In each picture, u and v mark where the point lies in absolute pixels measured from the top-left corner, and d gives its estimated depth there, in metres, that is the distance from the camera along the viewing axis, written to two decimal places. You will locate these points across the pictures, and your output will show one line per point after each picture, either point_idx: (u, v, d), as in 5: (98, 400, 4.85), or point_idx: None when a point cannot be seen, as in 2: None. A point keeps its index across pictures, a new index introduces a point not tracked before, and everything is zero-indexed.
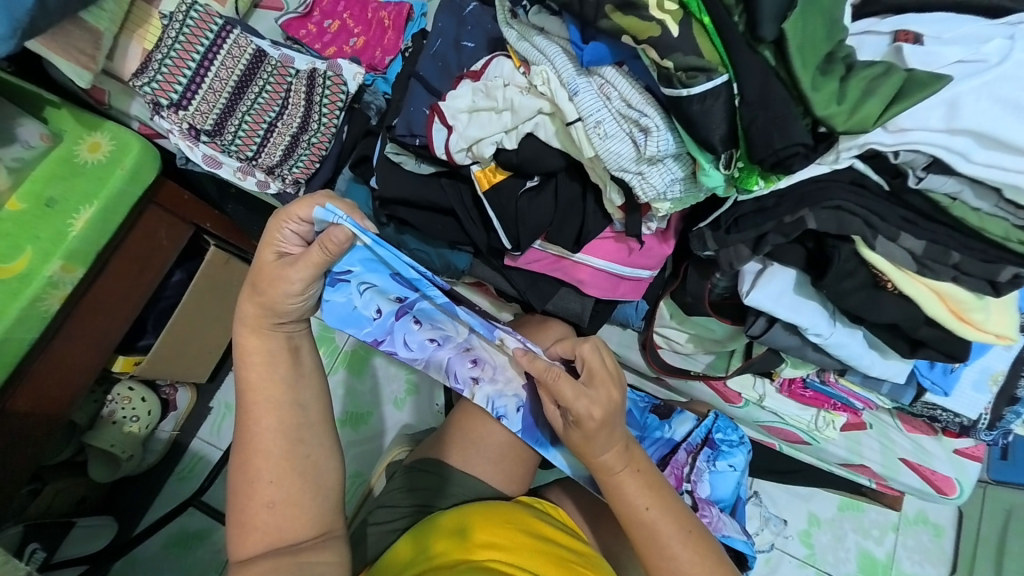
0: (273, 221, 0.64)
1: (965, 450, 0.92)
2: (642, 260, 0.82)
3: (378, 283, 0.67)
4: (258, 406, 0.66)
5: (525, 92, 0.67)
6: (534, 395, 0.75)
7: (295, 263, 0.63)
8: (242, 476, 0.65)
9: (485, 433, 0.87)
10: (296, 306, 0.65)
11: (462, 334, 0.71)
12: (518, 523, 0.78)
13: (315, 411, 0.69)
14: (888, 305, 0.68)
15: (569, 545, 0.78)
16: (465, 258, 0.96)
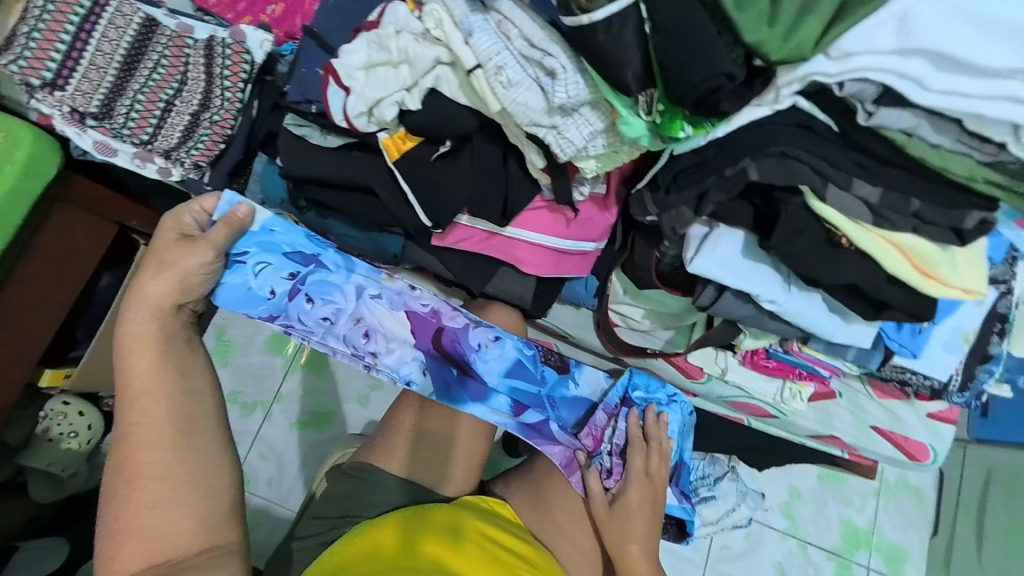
0: (168, 218, 0.61)
1: (939, 414, 0.87)
2: (581, 232, 0.74)
3: (266, 261, 0.64)
4: (157, 409, 0.59)
5: (420, 39, 0.57)
6: (434, 360, 0.72)
7: (194, 244, 0.59)
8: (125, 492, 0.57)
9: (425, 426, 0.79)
10: (200, 283, 0.60)
11: (354, 303, 0.68)
12: (466, 534, 0.72)
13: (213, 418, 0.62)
14: (847, 264, 0.60)
15: (521, 553, 0.73)
16: (398, 241, 0.87)
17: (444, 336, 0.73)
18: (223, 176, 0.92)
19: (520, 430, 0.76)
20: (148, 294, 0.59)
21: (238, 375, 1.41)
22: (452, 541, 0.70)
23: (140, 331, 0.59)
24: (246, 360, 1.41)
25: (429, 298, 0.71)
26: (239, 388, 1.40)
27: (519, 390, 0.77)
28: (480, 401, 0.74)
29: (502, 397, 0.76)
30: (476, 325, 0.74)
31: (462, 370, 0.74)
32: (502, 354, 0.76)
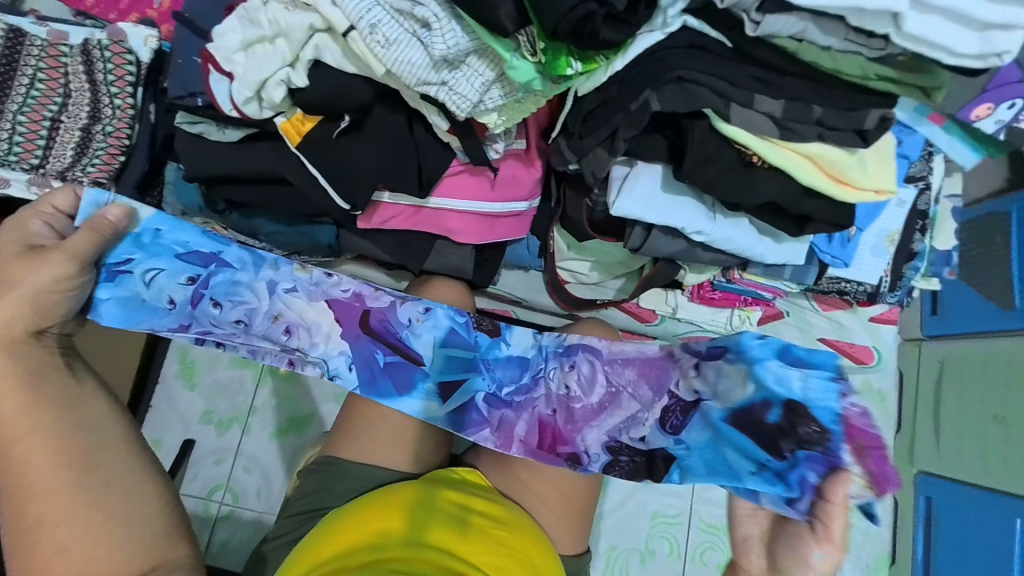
0: (13, 226, 0.57)
1: (882, 316, 0.93)
2: (510, 191, 0.72)
3: (158, 269, 0.62)
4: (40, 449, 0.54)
5: (291, 8, 0.54)
6: (360, 347, 0.67)
7: (44, 254, 0.55)
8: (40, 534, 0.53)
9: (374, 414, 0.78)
10: (58, 302, 0.56)
11: (267, 299, 0.66)
12: (446, 510, 0.74)
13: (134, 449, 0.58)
14: (762, 183, 0.60)
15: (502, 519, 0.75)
16: (329, 230, 0.82)
17: (370, 318, 0.69)
18: (131, 189, 0.85)
19: (449, 421, 0.69)
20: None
21: (207, 395, 1.37)
22: (429, 521, 0.72)
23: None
24: (213, 378, 1.38)
25: (348, 282, 0.68)
26: (212, 407, 1.37)
27: (449, 368, 0.71)
28: (406, 394, 0.68)
29: (431, 383, 0.70)
30: (401, 300, 0.70)
31: (393, 350, 0.69)
32: (434, 324, 0.72)
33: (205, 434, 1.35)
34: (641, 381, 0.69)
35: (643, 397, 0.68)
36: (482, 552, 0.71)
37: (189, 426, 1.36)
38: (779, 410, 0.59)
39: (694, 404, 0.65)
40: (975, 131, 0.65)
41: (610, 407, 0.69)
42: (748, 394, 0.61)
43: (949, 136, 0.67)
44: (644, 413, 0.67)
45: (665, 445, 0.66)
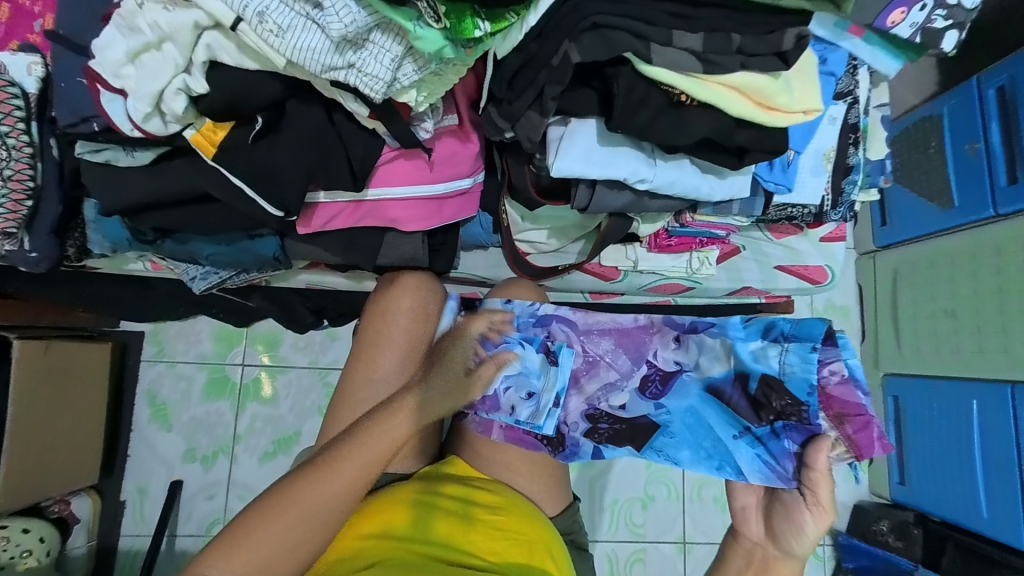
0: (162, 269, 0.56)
1: (831, 235, 0.97)
2: (450, 170, 0.70)
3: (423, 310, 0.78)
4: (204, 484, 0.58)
5: (172, 7, 0.50)
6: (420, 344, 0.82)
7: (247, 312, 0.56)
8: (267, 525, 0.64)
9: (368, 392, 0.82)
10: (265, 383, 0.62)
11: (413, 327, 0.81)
12: (447, 504, 0.75)
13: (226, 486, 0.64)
14: (694, 120, 0.60)
15: (502, 505, 0.76)
16: (272, 242, 0.79)
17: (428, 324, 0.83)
18: (48, 236, 0.78)
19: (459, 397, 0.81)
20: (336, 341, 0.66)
21: (186, 433, 1.33)
22: (432, 519, 0.73)
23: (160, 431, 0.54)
24: (189, 415, 1.33)
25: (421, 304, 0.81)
26: (194, 443, 1.33)
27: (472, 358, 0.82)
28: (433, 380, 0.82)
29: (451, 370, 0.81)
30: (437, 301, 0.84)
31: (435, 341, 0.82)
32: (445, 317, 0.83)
33: (191, 472, 1.32)
34: (620, 350, 0.74)
35: (622, 365, 0.73)
36: (486, 540, 0.72)
37: (172, 467, 1.32)
38: (755, 383, 0.62)
39: (671, 374, 0.70)
40: (895, 37, 0.67)
41: (589, 373, 0.75)
42: (729, 368, 0.65)
43: (870, 46, 0.69)
44: (623, 381, 0.73)
45: (646, 411, 0.71)
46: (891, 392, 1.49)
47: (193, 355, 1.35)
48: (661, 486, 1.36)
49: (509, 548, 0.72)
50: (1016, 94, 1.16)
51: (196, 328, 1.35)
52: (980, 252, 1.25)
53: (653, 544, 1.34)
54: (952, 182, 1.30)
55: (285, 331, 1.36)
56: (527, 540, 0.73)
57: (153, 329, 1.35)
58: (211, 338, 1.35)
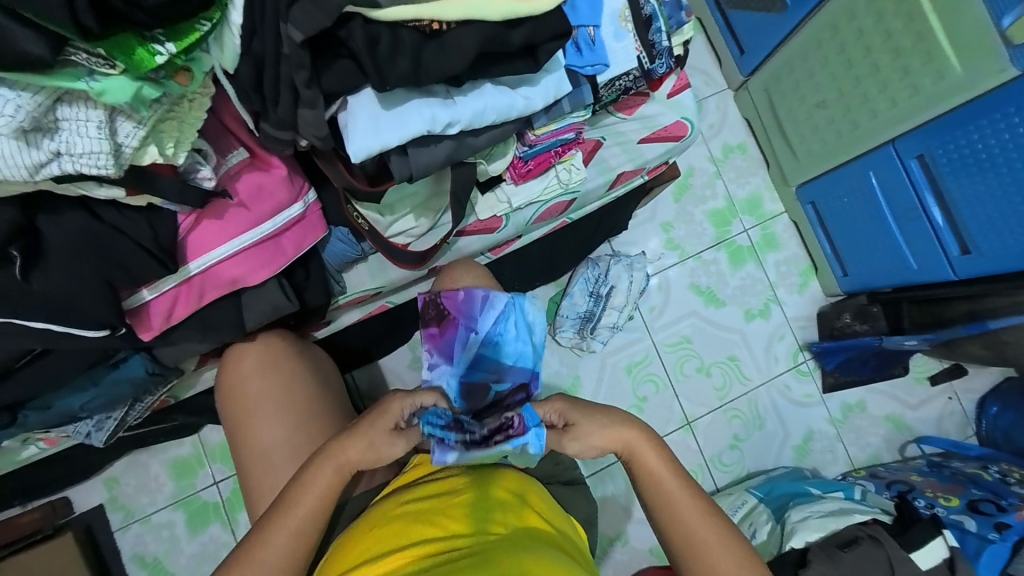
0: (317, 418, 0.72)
1: (674, 88, 0.99)
2: (268, 206, 0.65)
3: None
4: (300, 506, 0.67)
5: None
6: None
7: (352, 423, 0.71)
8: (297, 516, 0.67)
9: (275, 424, 0.74)
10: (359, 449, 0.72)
11: None
12: (436, 495, 0.73)
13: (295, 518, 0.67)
14: (458, 44, 0.57)
15: (489, 477, 0.75)
16: (138, 362, 0.73)
17: None
18: None
19: None
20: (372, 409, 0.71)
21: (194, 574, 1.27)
22: (426, 514, 0.70)
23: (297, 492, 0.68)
24: (187, 556, 1.27)
25: None
26: None
27: None
28: None
29: None
30: None
31: None
32: None
33: None
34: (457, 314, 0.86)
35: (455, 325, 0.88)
36: (483, 514, 0.69)
37: None
38: None
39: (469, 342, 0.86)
40: None
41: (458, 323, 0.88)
42: None
43: None
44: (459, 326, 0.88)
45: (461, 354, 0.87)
46: (807, 200, 1.59)
47: (161, 498, 1.28)
48: (648, 386, 1.49)
49: (510, 514, 0.70)
50: None
51: (152, 472, 1.28)
52: (823, 36, 1.29)
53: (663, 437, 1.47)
54: None
55: None
56: (528, 503, 0.73)
57: (109, 496, 1.26)
58: (170, 474, 1.28)
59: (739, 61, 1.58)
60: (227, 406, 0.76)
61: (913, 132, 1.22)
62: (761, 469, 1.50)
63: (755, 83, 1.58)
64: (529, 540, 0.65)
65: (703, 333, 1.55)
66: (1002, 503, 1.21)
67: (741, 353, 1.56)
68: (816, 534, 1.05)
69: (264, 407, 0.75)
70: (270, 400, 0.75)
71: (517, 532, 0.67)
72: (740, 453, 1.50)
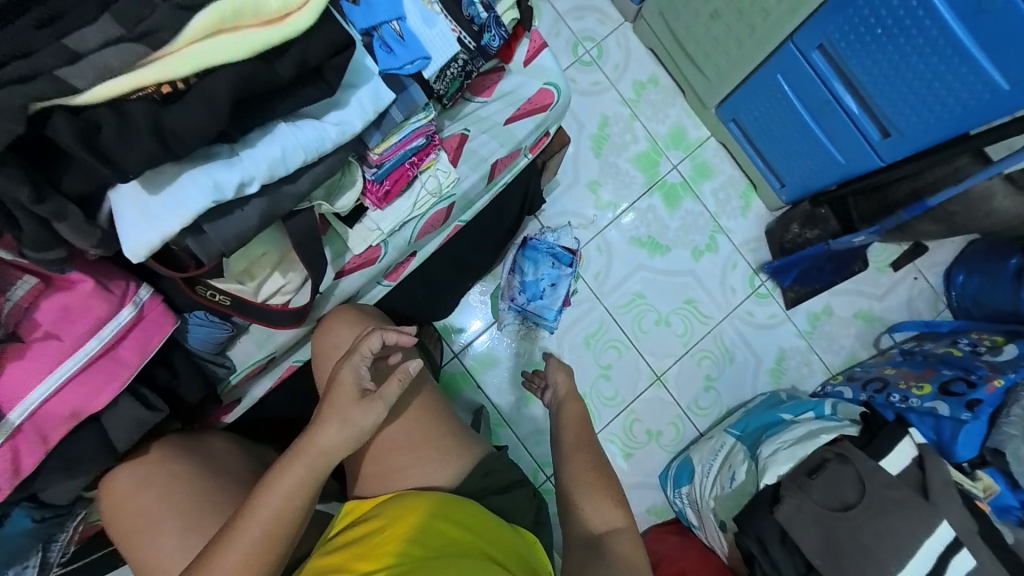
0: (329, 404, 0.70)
1: (530, 52, 0.93)
2: (77, 322, 0.58)
3: None
4: (272, 509, 0.65)
5: None
6: None
7: (351, 401, 0.70)
8: (262, 517, 0.64)
9: (162, 535, 0.70)
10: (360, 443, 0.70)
11: None
12: (352, 543, 0.70)
13: (265, 522, 0.64)
14: (201, 101, 0.49)
15: (403, 507, 0.72)
16: (20, 515, 0.67)
17: None
18: None
19: None
20: (341, 396, 0.70)
21: None
22: (349, 561, 0.67)
23: (276, 500, 0.65)
24: None
25: None
26: None
27: None
28: None
29: None
30: None
31: None
32: None
33: None
34: None
35: None
36: (408, 546, 0.67)
37: None
38: None
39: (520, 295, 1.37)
40: None
41: None
42: None
43: None
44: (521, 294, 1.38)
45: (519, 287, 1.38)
46: (729, 117, 1.49)
47: None
48: (611, 352, 1.46)
49: (430, 537, 0.68)
50: None
51: None
52: None
53: (636, 398, 1.45)
54: None
55: None
56: (457, 519, 0.71)
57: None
58: None
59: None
60: (114, 531, 0.72)
61: (807, 23, 1.13)
62: (740, 402, 1.48)
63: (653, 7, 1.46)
64: (452, 561, 0.64)
65: (653, 284, 1.50)
66: (973, 377, 1.18)
67: (696, 293, 1.52)
68: (788, 465, 1.01)
69: (147, 521, 0.71)
70: (149, 516, 0.71)
71: (439, 555, 0.66)
72: (716, 391, 1.48)
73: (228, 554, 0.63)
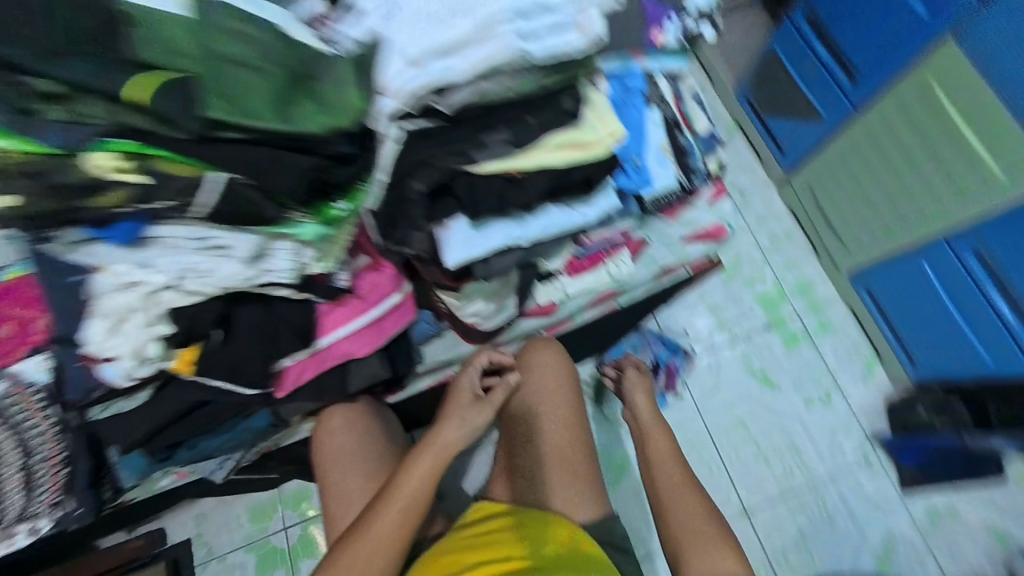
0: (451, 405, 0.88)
1: (714, 196, 1.09)
2: (376, 295, 0.83)
3: None
4: (408, 489, 0.79)
5: (126, 288, 0.66)
6: None
7: (468, 405, 0.88)
8: (400, 493, 0.78)
9: (344, 477, 0.90)
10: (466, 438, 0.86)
11: None
12: (483, 532, 0.86)
13: (404, 497, 0.78)
14: (530, 184, 0.72)
15: (528, 518, 0.86)
16: (261, 415, 0.93)
17: None
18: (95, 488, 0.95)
19: None
20: (458, 400, 0.89)
21: None
22: (480, 546, 0.84)
23: (411, 477, 0.80)
24: None
25: None
26: None
27: None
28: None
29: None
30: None
31: None
32: None
33: None
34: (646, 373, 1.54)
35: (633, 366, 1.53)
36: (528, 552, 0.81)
37: None
38: None
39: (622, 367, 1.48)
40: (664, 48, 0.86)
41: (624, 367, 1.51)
42: None
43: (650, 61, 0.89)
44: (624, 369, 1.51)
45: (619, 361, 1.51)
46: (861, 287, 1.57)
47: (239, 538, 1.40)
48: (699, 470, 1.47)
49: (547, 550, 0.81)
50: (821, 19, 1.33)
51: (234, 513, 1.44)
52: (857, 140, 1.35)
53: None
54: (808, 98, 1.43)
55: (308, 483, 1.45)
56: (571, 546, 0.82)
57: (197, 531, 1.42)
58: (249, 517, 1.44)
59: (779, 158, 1.67)
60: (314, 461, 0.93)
61: (965, 229, 1.22)
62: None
63: (799, 178, 1.62)
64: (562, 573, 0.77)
65: (757, 416, 1.53)
66: None
67: (801, 440, 1.51)
68: None
69: (337, 461, 0.91)
70: (343, 455, 0.91)
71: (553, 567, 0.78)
72: (805, 551, 1.40)
73: (374, 522, 0.77)
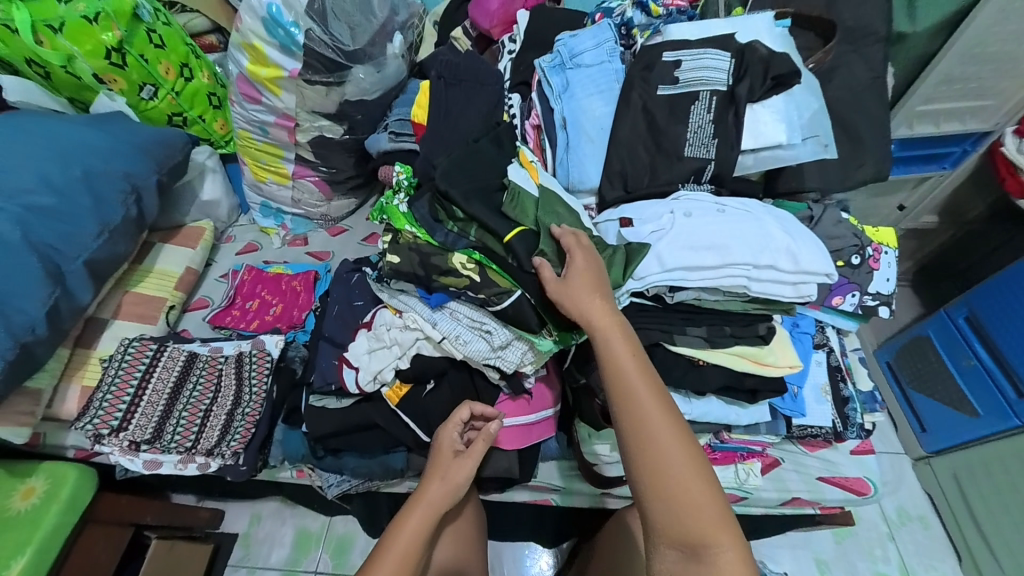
0: (436, 461, 0.87)
1: (859, 448, 1.05)
2: (541, 403, 1.00)
3: None
4: (402, 539, 0.76)
5: (403, 328, 0.93)
6: None
7: (453, 462, 0.87)
8: (395, 541, 0.76)
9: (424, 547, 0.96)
10: (449, 492, 0.84)
11: None
12: None
13: (401, 549, 0.75)
14: (709, 375, 0.87)
15: None
16: (401, 455, 1.05)
17: None
18: (255, 452, 1.16)
19: None
20: (440, 453, 0.88)
21: None
22: None
23: (410, 528, 0.77)
24: None
25: None
26: None
27: None
28: None
29: None
30: None
31: None
32: None
33: None
34: None
35: None
36: None
37: None
38: None
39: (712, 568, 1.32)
40: (843, 310, 1.03)
41: None
42: None
43: (829, 314, 1.04)
44: None
45: None
46: None
47: (273, 561, 1.39)
48: None
49: None
50: (985, 324, 1.30)
51: (282, 531, 1.43)
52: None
53: None
54: (965, 391, 1.34)
55: (358, 536, 1.42)
56: None
57: (246, 530, 1.44)
58: (291, 542, 1.42)
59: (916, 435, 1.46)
60: None
61: None
62: None
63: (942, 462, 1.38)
64: None
65: None
66: None
67: None
68: None
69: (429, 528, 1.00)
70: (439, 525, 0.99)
71: None
72: None
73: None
